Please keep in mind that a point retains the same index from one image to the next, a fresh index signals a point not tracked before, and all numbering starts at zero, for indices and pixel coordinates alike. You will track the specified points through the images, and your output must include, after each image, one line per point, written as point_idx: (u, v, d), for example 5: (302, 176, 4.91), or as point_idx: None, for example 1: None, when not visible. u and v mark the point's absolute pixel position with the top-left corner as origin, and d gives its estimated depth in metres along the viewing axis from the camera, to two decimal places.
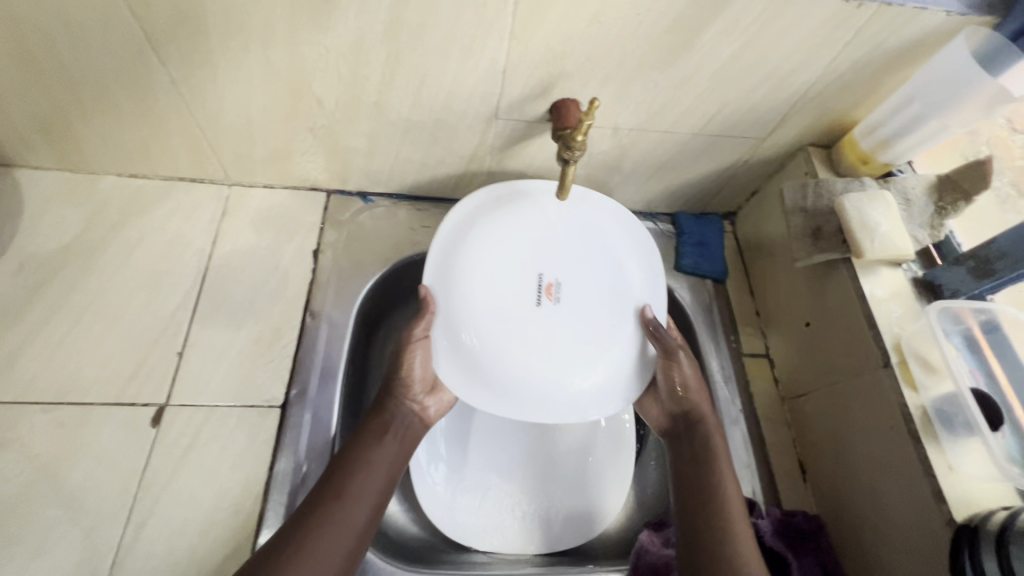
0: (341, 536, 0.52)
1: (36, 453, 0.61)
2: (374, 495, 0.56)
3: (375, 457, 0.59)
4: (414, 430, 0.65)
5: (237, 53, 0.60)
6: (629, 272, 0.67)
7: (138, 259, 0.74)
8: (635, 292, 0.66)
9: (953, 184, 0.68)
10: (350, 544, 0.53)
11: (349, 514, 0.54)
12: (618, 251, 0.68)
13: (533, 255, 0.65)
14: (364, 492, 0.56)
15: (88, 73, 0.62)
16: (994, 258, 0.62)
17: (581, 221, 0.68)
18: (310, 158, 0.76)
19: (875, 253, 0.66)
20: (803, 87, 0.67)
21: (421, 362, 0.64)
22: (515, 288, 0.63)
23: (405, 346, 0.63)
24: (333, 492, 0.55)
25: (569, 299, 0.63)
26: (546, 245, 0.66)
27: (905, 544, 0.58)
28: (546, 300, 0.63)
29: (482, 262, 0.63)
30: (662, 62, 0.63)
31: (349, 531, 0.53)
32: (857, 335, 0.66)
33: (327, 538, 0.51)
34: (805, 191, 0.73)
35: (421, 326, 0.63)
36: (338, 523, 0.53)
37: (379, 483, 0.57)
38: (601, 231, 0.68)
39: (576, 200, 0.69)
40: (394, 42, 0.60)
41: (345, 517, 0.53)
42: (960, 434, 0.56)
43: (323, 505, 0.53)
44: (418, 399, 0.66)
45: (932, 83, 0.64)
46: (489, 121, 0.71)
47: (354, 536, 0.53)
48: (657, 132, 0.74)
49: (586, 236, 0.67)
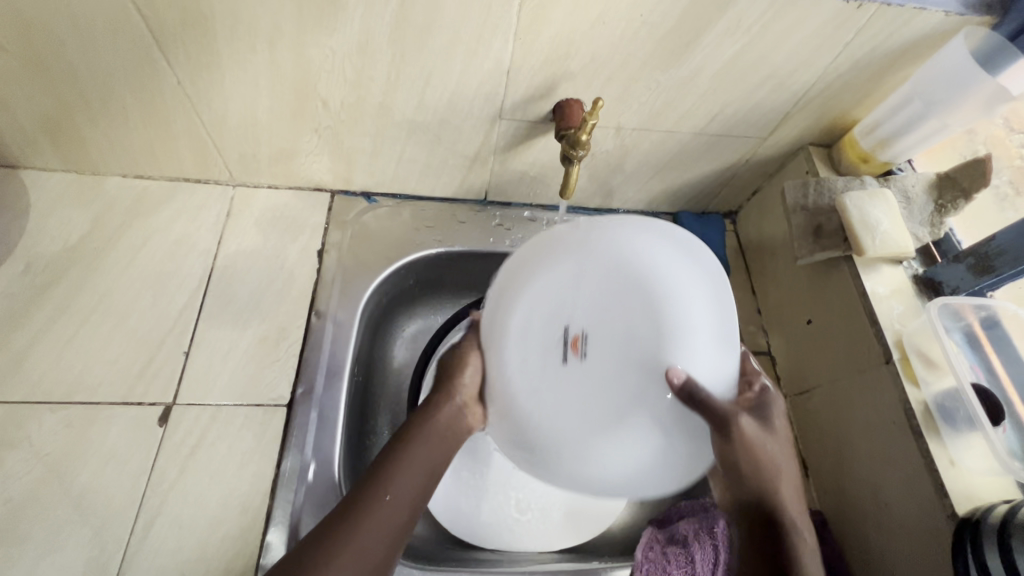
0: (376, 538, 0.51)
1: (44, 452, 0.61)
2: (414, 497, 0.54)
3: (420, 458, 0.56)
4: (459, 436, 0.59)
5: (244, 54, 0.61)
6: (682, 310, 0.47)
7: (144, 260, 0.74)
8: (684, 336, 0.47)
9: (952, 182, 0.69)
10: (383, 547, 0.51)
11: (388, 516, 0.52)
12: (669, 282, 0.49)
13: (555, 297, 0.51)
14: (405, 495, 0.54)
15: (95, 74, 0.62)
16: (993, 254, 0.63)
17: (624, 249, 0.51)
18: (315, 158, 0.77)
19: (876, 250, 0.66)
20: (805, 86, 0.68)
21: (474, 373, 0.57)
22: (537, 342, 0.51)
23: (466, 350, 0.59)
24: (374, 489, 0.53)
25: (601, 355, 0.48)
26: (574, 282, 0.51)
27: (907, 539, 0.58)
28: (571, 358, 0.49)
29: (503, 309, 0.54)
30: (664, 63, 0.64)
31: (384, 535, 0.51)
32: (860, 332, 0.67)
33: (362, 540, 0.50)
34: (807, 190, 0.74)
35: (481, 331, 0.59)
36: (376, 524, 0.51)
37: (419, 488, 0.55)
38: (646, 255, 0.51)
39: (615, 226, 0.53)
40: (400, 43, 0.60)
41: (384, 519, 0.52)
42: (962, 429, 0.57)
43: (361, 503, 0.52)
44: (464, 406, 0.58)
45: (932, 83, 0.64)
46: (493, 122, 0.72)
47: (390, 538, 0.52)
48: (659, 132, 0.74)
49: (626, 267, 0.50)
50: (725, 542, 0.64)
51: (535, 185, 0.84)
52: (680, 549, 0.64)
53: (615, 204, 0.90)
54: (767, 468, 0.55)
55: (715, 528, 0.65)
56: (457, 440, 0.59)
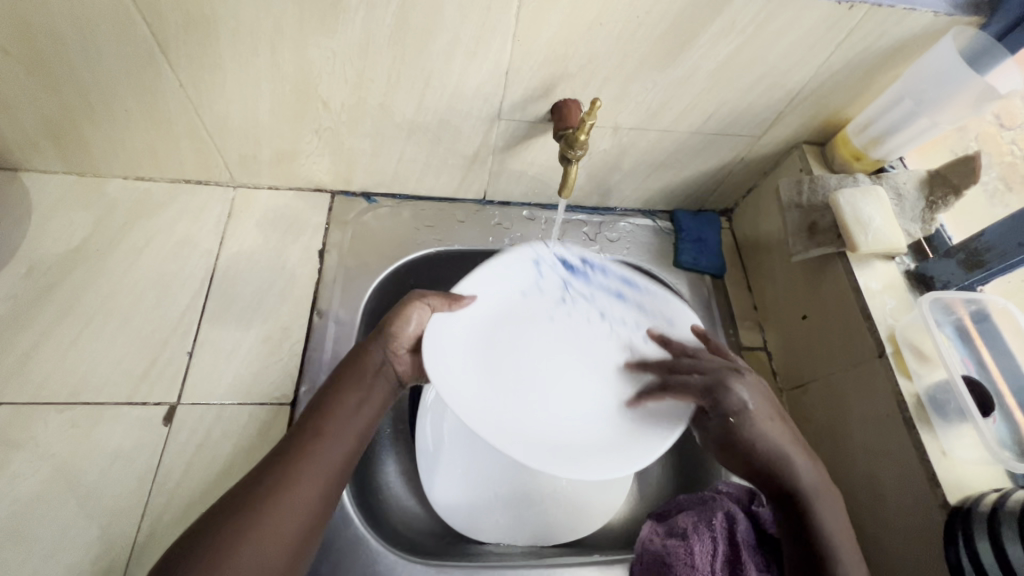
0: (315, 480, 0.53)
1: (50, 452, 0.62)
2: (354, 432, 0.57)
3: (355, 397, 0.59)
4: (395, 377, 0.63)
5: (246, 56, 0.61)
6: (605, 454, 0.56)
7: (147, 261, 0.75)
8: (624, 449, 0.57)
9: (942, 179, 0.70)
10: (323, 485, 0.54)
11: (324, 456, 0.55)
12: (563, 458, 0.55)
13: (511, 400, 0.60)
14: (340, 437, 0.56)
15: (97, 79, 0.63)
16: (982, 250, 0.64)
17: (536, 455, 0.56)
18: (316, 159, 0.77)
19: (869, 246, 0.68)
20: (798, 85, 0.69)
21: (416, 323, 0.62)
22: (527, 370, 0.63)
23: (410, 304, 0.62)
24: (310, 432, 0.56)
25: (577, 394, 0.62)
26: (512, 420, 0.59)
27: (901, 529, 0.60)
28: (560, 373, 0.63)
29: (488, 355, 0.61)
30: (660, 64, 0.65)
31: (322, 477, 0.54)
32: (854, 326, 0.68)
33: (300, 480, 0.53)
34: (800, 188, 0.75)
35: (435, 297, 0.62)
36: (312, 463, 0.54)
37: (357, 426, 0.58)
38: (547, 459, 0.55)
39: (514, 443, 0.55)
40: (401, 45, 0.61)
41: (322, 458, 0.54)
42: (953, 419, 0.59)
43: (300, 443, 0.55)
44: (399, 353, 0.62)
45: (921, 81, 0.66)
46: (492, 122, 0.72)
47: (329, 474, 0.55)
48: (656, 131, 0.75)
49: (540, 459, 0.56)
50: (723, 534, 0.64)
51: (534, 185, 0.85)
52: (680, 542, 0.64)
53: (612, 202, 0.91)
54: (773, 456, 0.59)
55: (712, 519, 0.65)
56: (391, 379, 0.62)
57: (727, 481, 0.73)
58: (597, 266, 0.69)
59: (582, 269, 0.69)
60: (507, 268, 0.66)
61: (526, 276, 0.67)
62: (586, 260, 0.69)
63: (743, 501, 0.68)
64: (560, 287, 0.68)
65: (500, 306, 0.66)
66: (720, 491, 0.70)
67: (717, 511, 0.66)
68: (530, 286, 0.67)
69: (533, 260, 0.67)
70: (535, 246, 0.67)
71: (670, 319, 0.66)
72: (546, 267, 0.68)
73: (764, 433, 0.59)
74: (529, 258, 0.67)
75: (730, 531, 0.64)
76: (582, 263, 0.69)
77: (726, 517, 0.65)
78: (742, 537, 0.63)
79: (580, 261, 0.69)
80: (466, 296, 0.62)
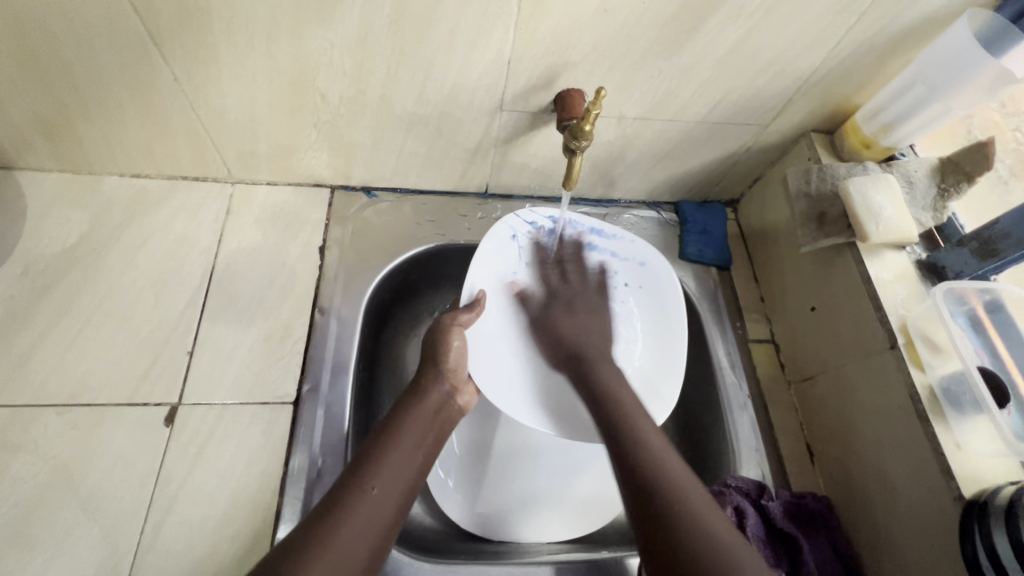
0: (368, 527, 0.49)
1: (50, 455, 0.61)
2: (406, 481, 0.54)
3: (409, 442, 0.57)
4: (448, 419, 0.63)
5: (242, 48, 0.60)
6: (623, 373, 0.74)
7: (145, 259, 0.74)
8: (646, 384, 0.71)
9: (954, 166, 0.69)
10: (375, 539, 0.49)
11: (377, 507, 0.51)
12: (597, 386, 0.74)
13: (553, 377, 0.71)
14: (392, 486, 0.53)
15: (91, 74, 0.62)
16: (997, 238, 0.63)
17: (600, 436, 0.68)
18: (315, 153, 0.76)
19: (880, 236, 0.66)
20: (807, 72, 0.68)
21: (456, 351, 0.65)
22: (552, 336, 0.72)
23: (446, 329, 0.66)
24: (360, 482, 0.51)
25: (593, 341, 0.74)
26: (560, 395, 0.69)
27: (916, 526, 0.59)
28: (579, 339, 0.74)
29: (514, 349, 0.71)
30: (666, 51, 0.63)
31: (375, 524, 0.50)
32: (864, 317, 0.67)
33: (353, 531, 0.48)
34: (809, 177, 0.74)
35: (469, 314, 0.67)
36: (366, 516, 0.49)
37: (409, 475, 0.55)
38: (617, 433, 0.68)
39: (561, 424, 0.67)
40: (400, 35, 0.60)
41: (375, 511, 0.50)
42: (968, 411, 0.58)
43: (351, 493, 0.50)
44: (456, 388, 0.65)
45: (937, 64, 0.64)
46: (494, 113, 0.71)
47: (383, 526, 0.50)
48: (661, 121, 0.74)
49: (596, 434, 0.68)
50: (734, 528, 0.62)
51: (536, 177, 0.84)
52: None
53: (616, 194, 0.89)
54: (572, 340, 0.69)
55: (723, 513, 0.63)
56: (444, 421, 0.62)
57: (735, 474, 0.72)
58: (565, 226, 0.78)
59: (554, 231, 0.77)
60: (492, 249, 0.74)
61: (511, 255, 0.75)
62: (555, 221, 0.77)
63: (752, 495, 0.67)
64: (542, 256, 0.76)
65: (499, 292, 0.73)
66: (728, 484, 0.68)
67: (728, 506, 0.64)
68: (517, 261, 0.75)
69: (512, 235, 0.75)
70: (510, 220, 0.75)
71: (643, 261, 0.77)
72: (524, 238, 0.76)
73: (569, 318, 0.72)
74: (506, 234, 0.75)
75: (740, 526, 0.63)
76: (552, 224, 0.77)
77: (736, 511, 0.64)
78: (755, 534, 0.63)
79: (551, 223, 0.77)
80: (479, 296, 0.70)
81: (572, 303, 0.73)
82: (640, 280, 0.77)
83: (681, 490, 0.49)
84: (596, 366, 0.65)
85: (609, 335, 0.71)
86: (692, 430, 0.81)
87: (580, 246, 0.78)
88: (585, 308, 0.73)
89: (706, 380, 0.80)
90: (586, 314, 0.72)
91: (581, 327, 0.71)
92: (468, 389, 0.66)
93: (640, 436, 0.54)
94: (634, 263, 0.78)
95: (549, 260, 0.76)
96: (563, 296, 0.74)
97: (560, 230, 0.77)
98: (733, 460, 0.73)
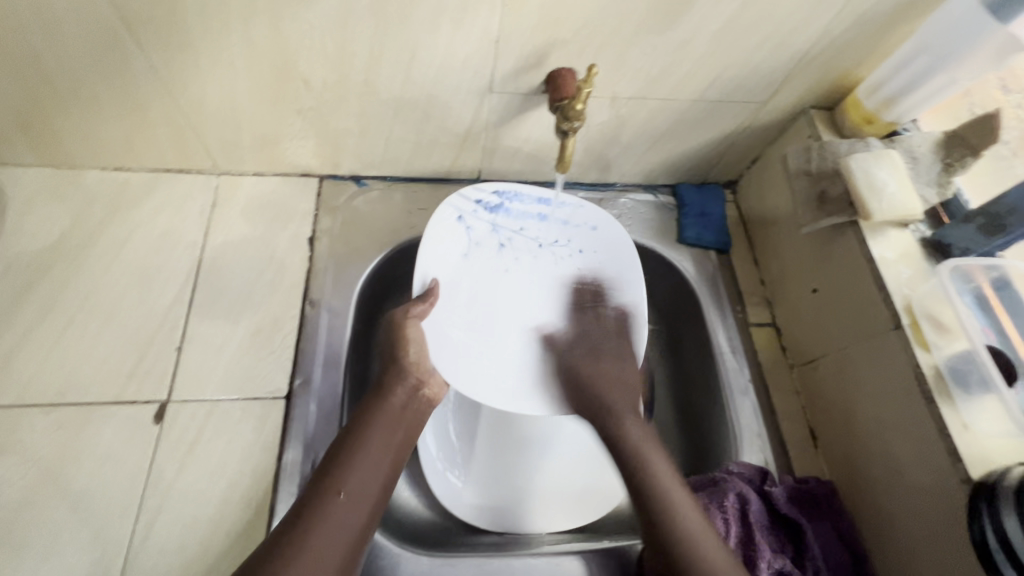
0: (340, 534, 0.50)
1: (37, 456, 0.59)
2: (376, 483, 0.55)
3: (378, 441, 0.57)
4: (419, 412, 0.63)
5: (218, 33, 0.58)
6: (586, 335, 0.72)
7: (129, 255, 0.72)
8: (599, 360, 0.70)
9: (960, 140, 0.66)
10: (349, 544, 0.50)
11: (347, 512, 0.51)
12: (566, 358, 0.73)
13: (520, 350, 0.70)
14: (361, 489, 0.54)
15: (63, 63, 0.59)
16: (1004, 213, 0.61)
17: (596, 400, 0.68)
18: (301, 142, 0.74)
19: (883, 214, 0.65)
20: (807, 45, 0.65)
21: (417, 341, 0.64)
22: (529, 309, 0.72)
23: (401, 322, 0.64)
24: (330, 487, 0.52)
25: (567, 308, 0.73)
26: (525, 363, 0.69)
27: (918, 507, 0.58)
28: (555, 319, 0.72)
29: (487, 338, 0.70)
30: (660, 25, 0.61)
31: (348, 531, 0.51)
32: (867, 298, 0.65)
33: (322, 539, 0.49)
34: (810, 156, 0.72)
35: (421, 305, 0.65)
36: (334, 522, 0.50)
37: (380, 475, 0.55)
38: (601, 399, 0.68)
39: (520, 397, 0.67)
40: (382, 15, 0.57)
41: (344, 516, 0.51)
42: (975, 392, 0.56)
43: (320, 498, 0.51)
44: (421, 378, 0.64)
45: (939, 33, 0.61)
46: (484, 96, 0.69)
47: (355, 531, 0.51)
48: (656, 100, 0.72)
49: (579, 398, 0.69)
50: (736, 515, 0.61)
51: (529, 162, 0.82)
52: None
53: (612, 178, 0.87)
54: (589, 396, 0.65)
55: (725, 501, 0.62)
56: (415, 415, 0.62)
57: (737, 461, 0.71)
58: (510, 199, 0.76)
59: (501, 207, 0.76)
60: (441, 231, 0.71)
61: (460, 237, 0.73)
62: (500, 195, 0.76)
63: (755, 481, 0.66)
64: (490, 233, 0.75)
65: (453, 277, 0.71)
66: (730, 471, 0.67)
67: (729, 493, 0.63)
68: (467, 242, 0.74)
69: (458, 216, 0.73)
70: (453, 200, 0.73)
71: (594, 225, 0.77)
72: (470, 218, 0.74)
73: (592, 369, 0.67)
74: (452, 215, 0.73)
75: (743, 513, 0.62)
76: (497, 199, 0.76)
77: (739, 499, 0.62)
78: (758, 520, 0.61)
79: (496, 198, 0.76)
80: (433, 286, 0.67)
81: (602, 351, 0.69)
82: (593, 244, 0.76)
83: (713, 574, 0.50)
84: (621, 420, 0.62)
85: (633, 385, 0.67)
86: (693, 416, 0.80)
87: (528, 220, 0.77)
88: (619, 347, 0.69)
89: (706, 366, 0.79)
90: (610, 361, 0.68)
91: (607, 374, 0.66)
92: (434, 381, 0.65)
93: (667, 495, 0.55)
94: (585, 229, 0.77)
95: (585, 302, 0.73)
96: (585, 342, 0.70)
97: (506, 205, 0.76)
98: (734, 445, 0.72)
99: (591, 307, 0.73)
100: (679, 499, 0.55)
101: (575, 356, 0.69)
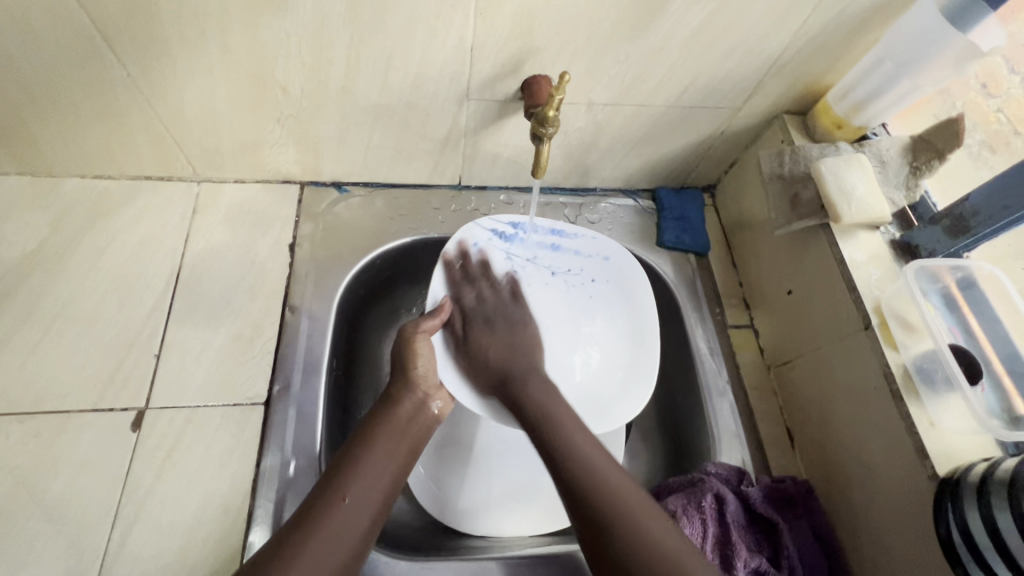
0: (342, 540, 0.50)
1: (12, 464, 0.59)
2: (380, 489, 0.55)
3: (381, 450, 0.57)
4: (427, 425, 0.63)
5: (194, 40, 0.58)
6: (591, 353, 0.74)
7: (109, 262, 0.72)
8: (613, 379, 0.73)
9: (926, 144, 0.68)
10: (351, 549, 0.50)
11: (351, 517, 0.52)
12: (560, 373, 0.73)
13: None
14: (366, 494, 0.54)
15: (41, 71, 0.60)
16: (968, 216, 0.62)
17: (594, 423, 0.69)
18: (281, 149, 0.74)
19: (852, 216, 0.66)
20: (776, 52, 0.67)
21: (427, 358, 0.65)
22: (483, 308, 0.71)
23: (410, 338, 0.65)
24: (334, 492, 0.52)
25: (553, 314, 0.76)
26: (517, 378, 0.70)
27: (890, 505, 0.59)
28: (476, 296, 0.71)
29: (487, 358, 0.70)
30: (631, 34, 0.62)
31: (351, 536, 0.51)
32: (839, 299, 0.66)
33: (324, 543, 0.49)
34: (782, 160, 0.73)
35: (433, 322, 0.67)
36: (337, 527, 0.50)
37: (385, 482, 0.55)
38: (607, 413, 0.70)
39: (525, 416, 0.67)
40: (357, 23, 0.58)
41: (346, 523, 0.51)
42: (941, 389, 0.58)
43: (323, 504, 0.51)
44: (428, 395, 0.64)
45: (902, 41, 0.63)
46: (461, 103, 0.70)
47: (358, 536, 0.51)
48: (632, 107, 0.73)
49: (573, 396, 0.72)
50: (713, 515, 0.62)
51: (510, 168, 0.83)
52: None
53: (592, 183, 0.88)
54: (497, 367, 0.65)
55: (702, 501, 0.62)
56: (422, 428, 0.62)
57: (716, 461, 0.71)
58: (526, 230, 0.79)
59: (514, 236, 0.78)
60: (457, 259, 0.74)
61: (475, 261, 0.75)
62: (515, 226, 0.78)
63: (732, 481, 0.66)
64: (504, 261, 0.77)
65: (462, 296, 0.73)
66: (709, 472, 0.67)
67: (707, 494, 0.63)
68: (481, 267, 0.75)
69: (473, 243, 0.75)
70: (471, 228, 0.75)
71: (607, 256, 0.78)
72: (485, 245, 0.76)
73: (486, 339, 0.68)
74: (468, 242, 0.75)
75: (720, 513, 0.62)
76: (513, 230, 0.78)
77: (716, 499, 0.63)
78: (735, 519, 0.62)
79: (512, 229, 0.78)
80: (444, 303, 0.70)
81: (496, 321, 0.69)
82: (603, 274, 0.78)
83: (620, 502, 0.51)
84: (567, 433, 0.57)
85: (534, 349, 0.67)
86: (675, 419, 0.81)
87: (542, 249, 0.79)
88: (520, 317, 0.71)
89: (686, 367, 0.80)
90: (507, 330, 0.68)
91: (504, 343, 0.67)
92: (442, 394, 0.65)
93: (571, 443, 0.56)
94: (598, 258, 0.79)
95: (458, 277, 0.73)
96: (484, 314, 0.70)
97: (520, 235, 0.79)
98: (713, 446, 0.73)
99: (479, 279, 0.73)
100: (580, 442, 0.57)
101: (470, 331, 0.68)
